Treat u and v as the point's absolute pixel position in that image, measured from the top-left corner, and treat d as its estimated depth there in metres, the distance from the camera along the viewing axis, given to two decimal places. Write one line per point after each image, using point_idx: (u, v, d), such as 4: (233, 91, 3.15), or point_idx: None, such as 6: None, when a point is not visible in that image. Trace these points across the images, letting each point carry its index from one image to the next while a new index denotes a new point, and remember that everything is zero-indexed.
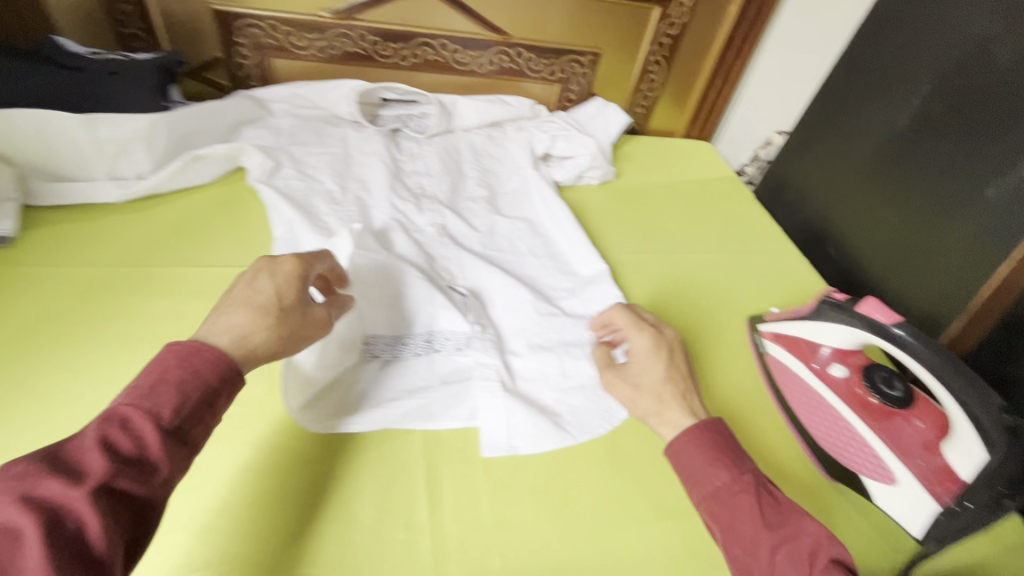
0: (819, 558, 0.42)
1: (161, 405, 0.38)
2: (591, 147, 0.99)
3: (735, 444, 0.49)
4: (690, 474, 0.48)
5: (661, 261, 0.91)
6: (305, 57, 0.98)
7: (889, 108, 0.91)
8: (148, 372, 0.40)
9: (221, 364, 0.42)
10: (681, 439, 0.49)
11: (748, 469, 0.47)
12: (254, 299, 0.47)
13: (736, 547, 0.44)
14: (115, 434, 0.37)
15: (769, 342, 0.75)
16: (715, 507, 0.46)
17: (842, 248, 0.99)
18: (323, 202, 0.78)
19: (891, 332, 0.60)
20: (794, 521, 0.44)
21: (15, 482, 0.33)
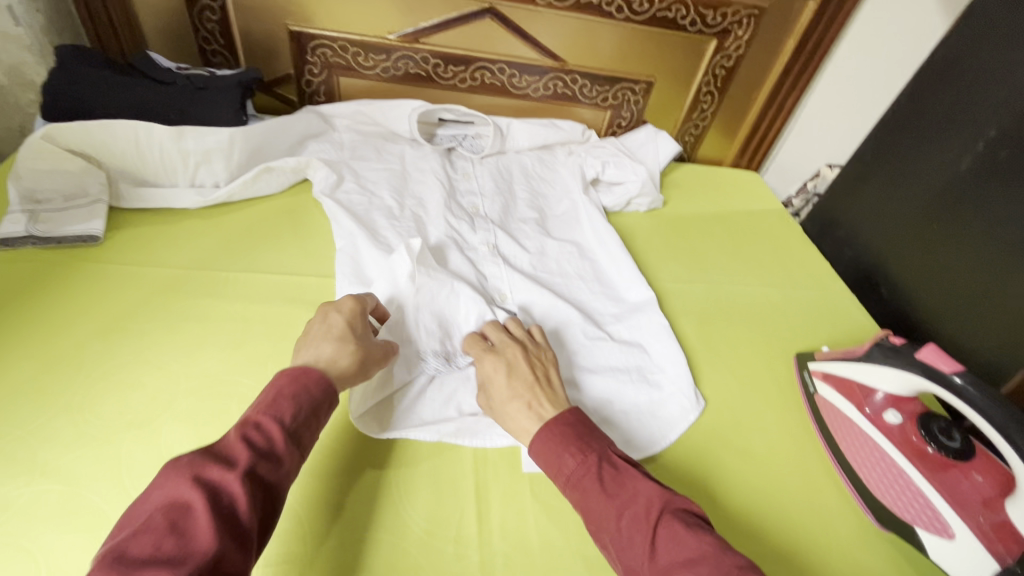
0: (653, 514, 0.47)
1: (284, 411, 0.48)
2: (641, 175, 1.00)
3: (583, 428, 0.55)
4: (549, 463, 0.53)
5: (705, 291, 0.90)
6: (369, 76, 1.05)
7: (953, 149, 0.88)
8: (267, 390, 0.49)
9: (324, 381, 0.52)
10: (537, 433, 0.54)
11: (593, 449, 0.53)
12: (332, 331, 0.57)
13: (593, 523, 0.49)
14: (252, 434, 0.45)
15: (819, 381, 0.73)
16: (569, 488, 0.51)
17: (897, 289, 0.96)
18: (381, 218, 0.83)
19: (949, 380, 0.58)
20: (632, 487, 0.50)
21: (187, 467, 0.42)
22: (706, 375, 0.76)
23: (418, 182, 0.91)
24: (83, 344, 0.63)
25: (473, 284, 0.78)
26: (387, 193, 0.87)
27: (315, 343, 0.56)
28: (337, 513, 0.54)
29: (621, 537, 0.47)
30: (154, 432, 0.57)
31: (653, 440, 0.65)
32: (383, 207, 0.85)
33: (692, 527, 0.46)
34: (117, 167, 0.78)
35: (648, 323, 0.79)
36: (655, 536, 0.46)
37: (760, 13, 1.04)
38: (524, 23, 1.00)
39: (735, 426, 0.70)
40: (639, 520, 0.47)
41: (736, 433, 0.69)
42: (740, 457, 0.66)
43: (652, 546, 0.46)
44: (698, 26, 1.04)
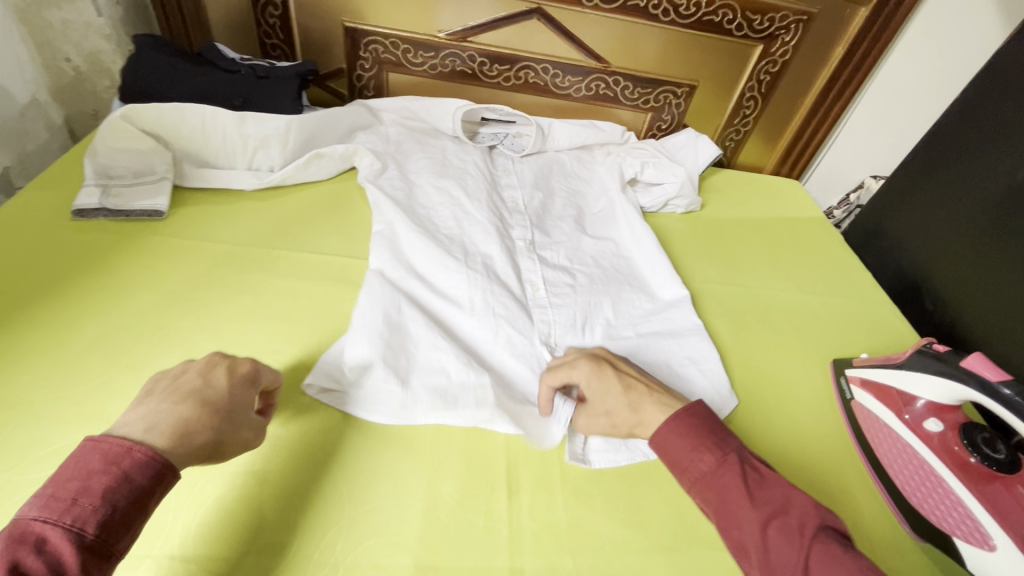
0: (808, 526, 0.47)
1: (85, 516, 0.38)
2: (679, 177, 1.00)
3: (715, 428, 0.55)
4: (680, 457, 0.54)
5: (740, 294, 0.89)
6: (417, 73, 1.09)
7: (1008, 159, 0.86)
8: (65, 481, 0.39)
9: (153, 465, 0.42)
10: (666, 425, 0.55)
11: (730, 449, 0.53)
12: (192, 394, 0.49)
13: (731, 525, 0.49)
14: (28, 555, 0.35)
15: (856, 387, 0.72)
16: (706, 489, 0.51)
17: (943, 302, 0.93)
18: (422, 206, 0.85)
19: (998, 391, 0.57)
20: (775, 494, 0.49)
21: None
22: (739, 376, 0.75)
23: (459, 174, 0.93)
24: (146, 309, 0.67)
25: (506, 273, 0.78)
26: (427, 182, 0.89)
27: (174, 399, 0.47)
28: (373, 480, 0.57)
29: (767, 544, 0.47)
30: None
31: None
32: (426, 195, 0.87)
33: (844, 546, 0.46)
34: (183, 149, 0.83)
35: (681, 321, 0.79)
36: (811, 549, 0.45)
37: (809, 19, 1.04)
38: (570, 24, 1.02)
39: (767, 427, 0.69)
40: (792, 530, 0.46)
41: (768, 434, 0.69)
42: (771, 457, 0.66)
43: (805, 558, 0.45)
44: (744, 31, 1.04)
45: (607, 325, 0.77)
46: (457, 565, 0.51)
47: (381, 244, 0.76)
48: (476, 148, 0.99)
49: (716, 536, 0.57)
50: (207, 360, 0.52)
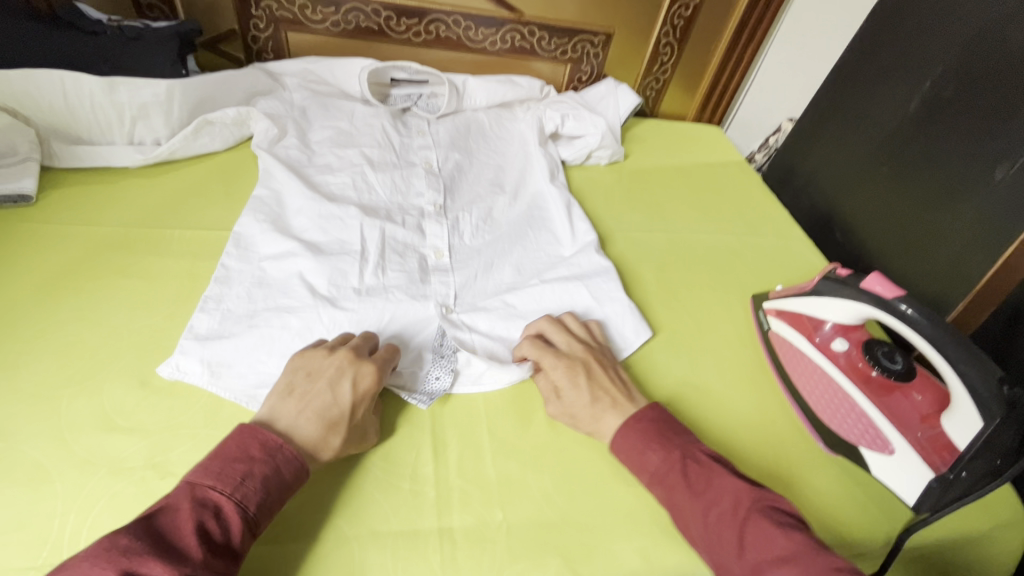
0: (743, 507, 0.48)
1: (249, 498, 0.43)
2: (599, 126, 0.99)
3: (662, 426, 0.55)
4: (631, 460, 0.54)
5: (665, 240, 0.90)
6: (318, 31, 1.01)
7: (903, 90, 0.89)
8: (234, 459, 0.45)
9: (298, 462, 0.47)
10: (618, 430, 0.56)
11: (675, 447, 0.53)
12: (328, 409, 0.51)
13: (682, 520, 0.50)
14: (207, 520, 0.41)
15: (772, 318, 0.75)
16: (655, 488, 0.52)
17: (850, 233, 0.98)
18: (318, 172, 0.80)
19: (898, 308, 0.60)
20: (716, 485, 0.50)
21: (122, 558, 0.37)
22: (664, 317, 0.77)
23: (362, 134, 0.88)
24: (16, 302, 0.60)
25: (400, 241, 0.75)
26: (327, 148, 0.84)
27: (301, 405, 0.51)
28: None
29: (712, 532, 0.48)
30: (96, 387, 0.55)
31: None
32: (322, 162, 0.82)
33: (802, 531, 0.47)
34: (49, 125, 0.74)
35: (592, 267, 0.78)
36: (744, 530, 0.46)
37: None
38: None
39: (691, 364, 0.71)
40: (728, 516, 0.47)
41: (692, 370, 0.70)
42: (695, 393, 0.67)
43: (740, 537, 0.46)
44: None
45: (511, 283, 0.76)
46: (382, 529, 0.50)
47: (258, 212, 0.71)
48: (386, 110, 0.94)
49: None
50: (337, 365, 0.54)
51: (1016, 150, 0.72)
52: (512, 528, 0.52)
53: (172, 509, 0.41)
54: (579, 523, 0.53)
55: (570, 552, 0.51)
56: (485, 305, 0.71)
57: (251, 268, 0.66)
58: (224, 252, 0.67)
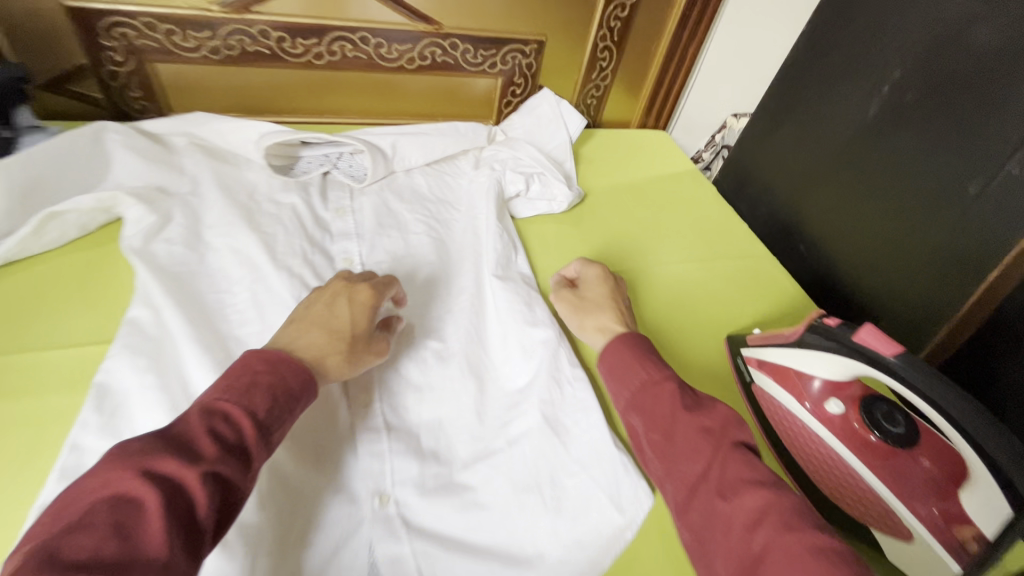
0: (727, 438, 0.48)
1: (256, 403, 0.43)
2: (543, 161, 0.88)
3: (657, 353, 0.57)
4: (620, 376, 0.55)
5: (627, 280, 0.81)
6: (195, 60, 0.83)
7: (858, 94, 0.83)
8: (236, 375, 0.45)
9: (302, 374, 0.47)
10: (609, 347, 0.58)
11: (667, 370, 0.55)
12: (332, 324, 0.54)
13: (653, 432, 0.50)
14: (218, 425, 0.41)
15: (754, 369, 0.67)
16: (640, 398, 0.53)
17: (815, 249, 0.92)
18: (209, 272, 0.65)
19: (886, 361, 0.54)
20: (711, 408, 0.51)
21: (139, 457, 0.37)
22: None
23: (270, 226, 0.71)
24: None
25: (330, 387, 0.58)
26: (225, 247, 0.67)
27: (302, 325, 0.53)
28: None
29: (683, 450, 0.48)
30: None
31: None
32: (216, 279, 0.64)
33: (753, 458, 0.47)
34: None
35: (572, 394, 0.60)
36: (721, 459, 0.46)
37: None
38: None
39: None
40: (712, 438, 0.47)
41: None
42: None
43: (716, 463, 0.46)
44: None
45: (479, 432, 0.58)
46: None
47: (136, 353, 0.54)
48: (296, 185, 0.79)
49: None
50: (334, 288, 0.58)
51: (990, 163, 0.67)
52: None
53: (181, 416, 0.41)
54: None
55: None
56: (441, 474, 0.55)
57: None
58: (78, 423, 0.49)
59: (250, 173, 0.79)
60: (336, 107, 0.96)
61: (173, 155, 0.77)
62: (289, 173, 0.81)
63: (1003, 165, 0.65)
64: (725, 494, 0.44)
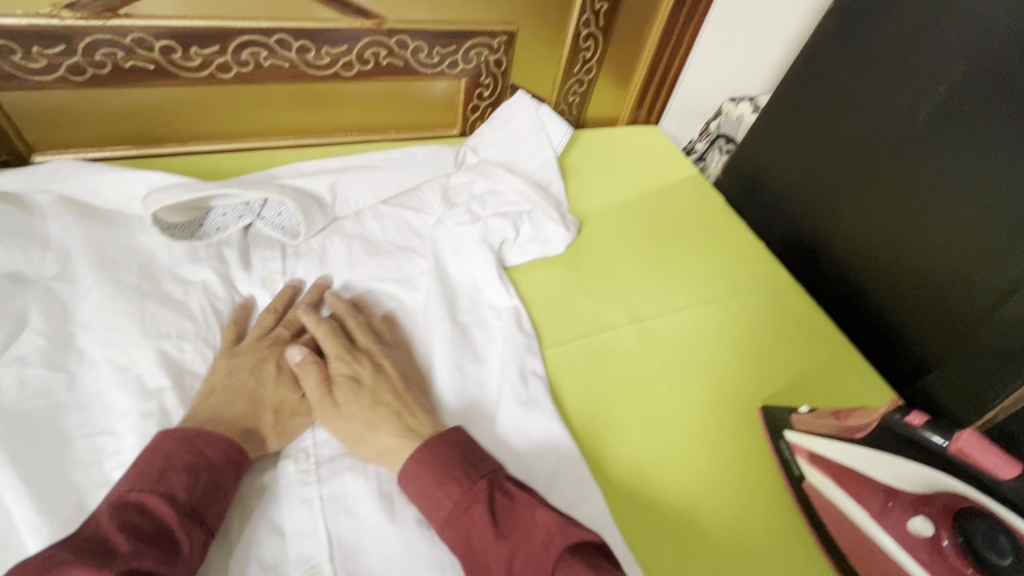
0: (550, 550, 0.38)
1: (175, 485, 0.40)
2: (528, 194, 0.72)
3: (478, 448, 0.45)
4: (426, 497, 0.43)
5: (637, 339, 0.66)
6: (51, 85, 0.62)
7: (904, 92, 0.69)
8: (147, 460, 0.41)
9: (224, 443, 0.44)
10: (407, 465, 0.44)
11: (483, 475, 0.43)
12: (256, 392, 0.49)
13: (478, 573, 0.40)
14: (133, 518, 0.38)
15: (804, 462, 0.54)
16: (450, 531, 0.41)
17: (846, 275, 0.78)
18: (85, 401, 0.47)
19: (988, 480, 0.43)
20: (528, 516, 0.40)
21: (40, 570, 0.33)
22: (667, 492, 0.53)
23: (170, 322, 0.53)
24: None
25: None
26: (105, 360, 0.49)
27: (224, 397, 0.48)
28: None
29: None
30: None
31: None
32: (94, 414, 0.47)
33: (614, 564, 0.38)
34: None
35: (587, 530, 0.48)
36: None
37: None
38: None
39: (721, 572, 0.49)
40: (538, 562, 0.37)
41: None
42: None
43: None
44: None
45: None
46: None
47: None
48: (209, 252, 0.60)
49: None
50: (256, 355, 0.52)
51: None
52: None
53: (90, 518, 0.37)
54: None
55: None
56: None
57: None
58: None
59: (145, 238, 0.60)
60: (257, 128, 0.76)
61: (33, 221, 0.58)
62: (195, 236, 0.60)
63: None
64: None
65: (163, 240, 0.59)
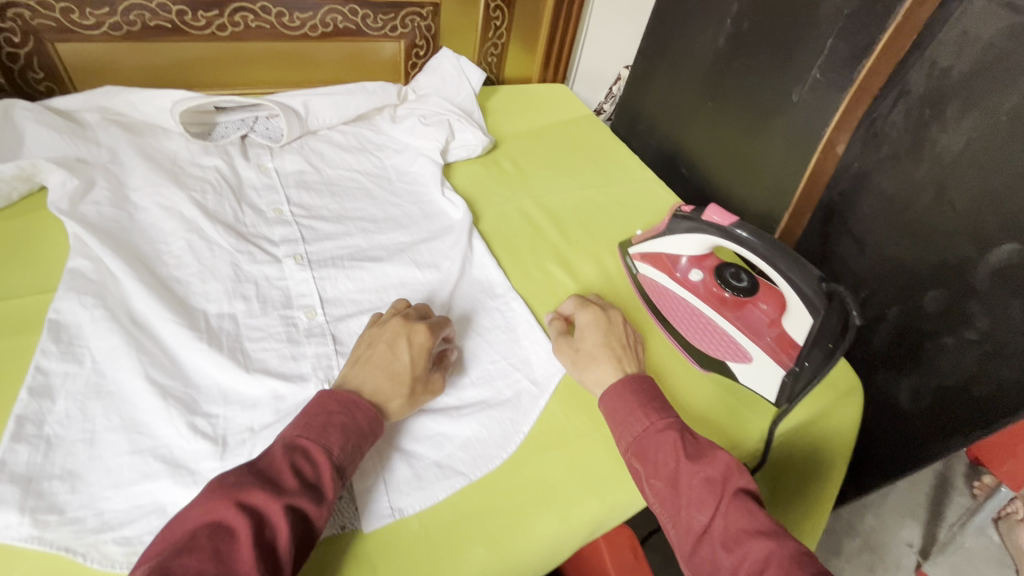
0: (730, 481, 0.50)
1: (331, 442, 0.48)
2: (454, 111, 0.98)
3: (663, 397, 0.58)
4: (618, 419, 0.56)
5: (531, 206, 0.92)
6: (95, 37, 0.86)
7: (709, 27, 0.96)
8: (312, 414, 0.50)
9: (372, 414, 0.51)
10: (616, 387, 0.58)
11: (671, 415, 0.56)
12: (393, 365, 0.55)
13: (658, 479, 0.52)
14: (300, 462, 0.46)
15: (636, 262, 0.79)
16: (643, 444, 0.54)
17: (691, 167, 1.06)
18: (142, 228, 0.70)
19: (732, 232, 0.67)
20: (711, 453, 0.52)
21: (233, 488, 0.43)
22: (547, 285, 0.78)
23: (197, 187, 0.76)
24: None
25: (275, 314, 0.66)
26: (153, 204, 0.72)
27: (367, 371, 0.54)
28: None
29: (685, 492, 0.50)
30: None
31: (505, 439, 0.60)
32: (149, 234, 0.70)
33: (756, 502, 0.49)
34: None
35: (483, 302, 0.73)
36: (724, 501, 0.49)
37: None
38: None
39: None
40: (714, 483, 0.50)
41: None
42: None
43: (718, 504, 0.49)
44: None
45: None
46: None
47: (82, 292, 0.59)
48: (216, 149, 0.83)
49: (553, 436, 0.61)
50: (393, 330, 0.57)
51: (803, 75, 0.82)
52: (431, 531, 0.52)
53: (267, 451, 0.47)
54: (497, 508, 0.55)
55: (491, 538, 0.53)
56: None
57: (81, 371, 0.55)
58: (39, 350, 0.55)
59: (169, 141, 0.83)
60: (249, 79, 1.01)
61: (86, 128, 0.80)
62: (208, 138, 0.86)
63: (812, 74, 0.81)
64: (721, 527, 0.48)
65: (185, 142, 0.83)
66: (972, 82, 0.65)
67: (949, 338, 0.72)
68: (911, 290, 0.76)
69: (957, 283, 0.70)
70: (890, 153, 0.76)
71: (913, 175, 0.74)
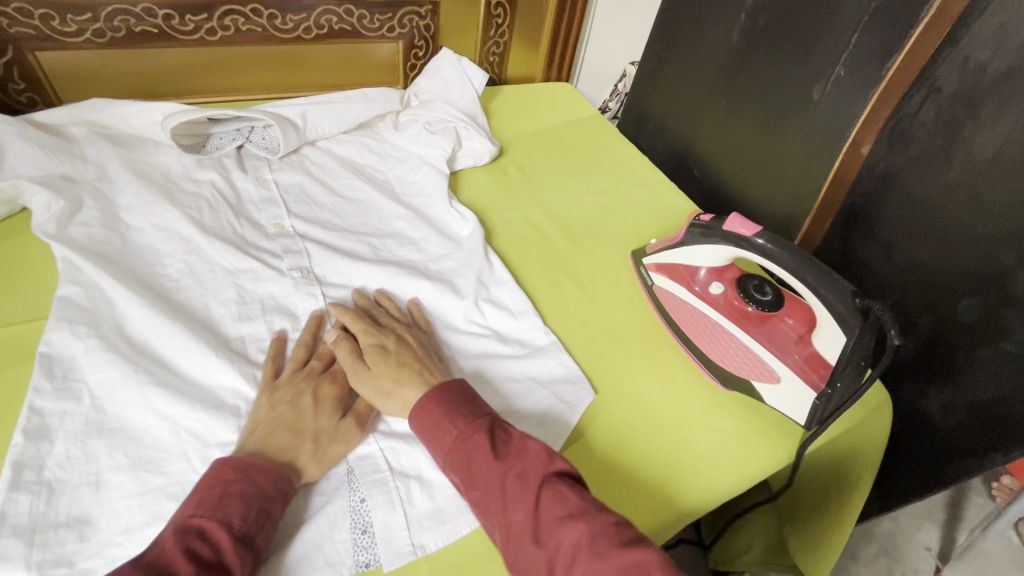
0: (536, 475, 0.47)
1: (232, 513, 0.44)
2: (462, 117, 0.94)
3: (474, 403, 0.53)
4: (426, 427, 0.51)
5: (541, 214, 0.88)
6: (79, 45, 0.82)
7: (721, 21, 0.92)
8: (207, 487, 0.45)
9: (276, 474, 0.47)
10: (428, 394, 0.53)
11: (480, 417, 0.51)
12: (296, 421, 0.52)
13: (476, 489, 0.48)
14: (195, 543, 0.42)
15: (652, 273, 0.75)
16: (453, 457, 0.49)
17: (704, 169, 1.01)
18: (132, 249, 0.66)
19: (756, 244, 0.63)
20: (523, 449, 0.49)
21: None
22: (560, 300, 0.74)
23: (191, 203, 0.72)
24: None
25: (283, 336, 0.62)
26: (147, 223, 0.69)
27: (268, 429, 0.51)
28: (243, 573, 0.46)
29: (505, 497, 0.46)
30: None
31: None
32: (142, 256, 0.66)
33: (575, 489, 0.47)
34: None
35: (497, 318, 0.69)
36: (539, 502, 0.45)
37: None
38: None
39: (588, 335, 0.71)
40: (523, 484, 0.46)
41: (585, 344, 0.69)
42: (601, 365, 0.67)
43: (535, 504, 0.45)
44: None
45: None
46: None
47: (75, 321, 0.55)
48: (210, 162, 0.79)
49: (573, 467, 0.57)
50: (294, 388, 0.55)
51: (824, 72, 0.78)
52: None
53: (157, 539, 0.42)
54: None
55: None
56: None
57: (80, 409, 0.51)
58: (32, 388, 0.51)
59: (160, 154, 0.79)
60: (242, 85, 0.97)
61: (73, 143, 0.76)
62: (201, 150, 0.82)
63: (835, 70, 0.76)
64: (542, 529, 0.44)
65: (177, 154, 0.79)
66: (1010, 78, 0.61)
67: (984, 351, 0.68)
68: (943, 298, 0.72)
69: (994, 292, 0.66)
70: (919, 154, 0.72)
71: (945, 177, 0.69)
